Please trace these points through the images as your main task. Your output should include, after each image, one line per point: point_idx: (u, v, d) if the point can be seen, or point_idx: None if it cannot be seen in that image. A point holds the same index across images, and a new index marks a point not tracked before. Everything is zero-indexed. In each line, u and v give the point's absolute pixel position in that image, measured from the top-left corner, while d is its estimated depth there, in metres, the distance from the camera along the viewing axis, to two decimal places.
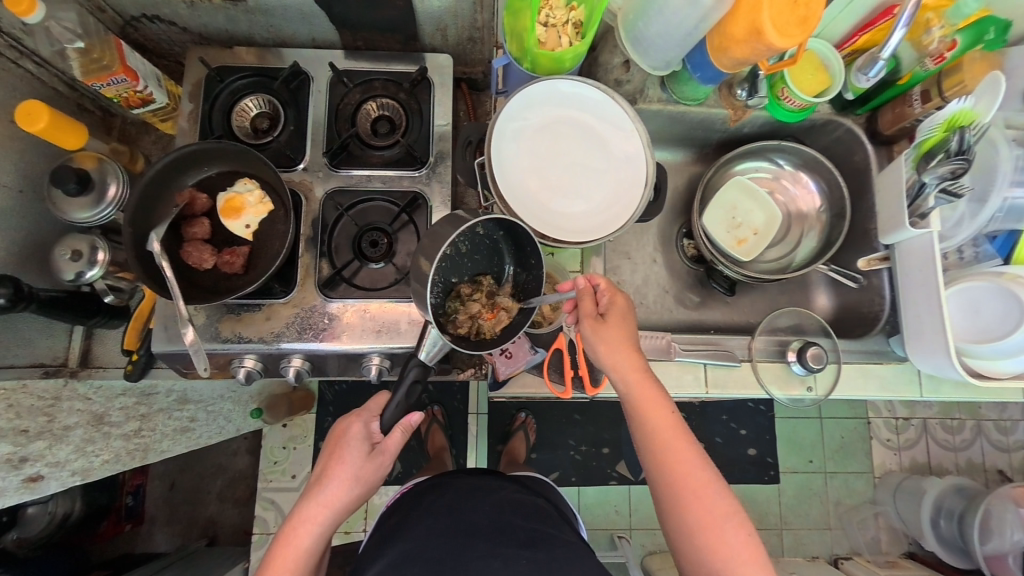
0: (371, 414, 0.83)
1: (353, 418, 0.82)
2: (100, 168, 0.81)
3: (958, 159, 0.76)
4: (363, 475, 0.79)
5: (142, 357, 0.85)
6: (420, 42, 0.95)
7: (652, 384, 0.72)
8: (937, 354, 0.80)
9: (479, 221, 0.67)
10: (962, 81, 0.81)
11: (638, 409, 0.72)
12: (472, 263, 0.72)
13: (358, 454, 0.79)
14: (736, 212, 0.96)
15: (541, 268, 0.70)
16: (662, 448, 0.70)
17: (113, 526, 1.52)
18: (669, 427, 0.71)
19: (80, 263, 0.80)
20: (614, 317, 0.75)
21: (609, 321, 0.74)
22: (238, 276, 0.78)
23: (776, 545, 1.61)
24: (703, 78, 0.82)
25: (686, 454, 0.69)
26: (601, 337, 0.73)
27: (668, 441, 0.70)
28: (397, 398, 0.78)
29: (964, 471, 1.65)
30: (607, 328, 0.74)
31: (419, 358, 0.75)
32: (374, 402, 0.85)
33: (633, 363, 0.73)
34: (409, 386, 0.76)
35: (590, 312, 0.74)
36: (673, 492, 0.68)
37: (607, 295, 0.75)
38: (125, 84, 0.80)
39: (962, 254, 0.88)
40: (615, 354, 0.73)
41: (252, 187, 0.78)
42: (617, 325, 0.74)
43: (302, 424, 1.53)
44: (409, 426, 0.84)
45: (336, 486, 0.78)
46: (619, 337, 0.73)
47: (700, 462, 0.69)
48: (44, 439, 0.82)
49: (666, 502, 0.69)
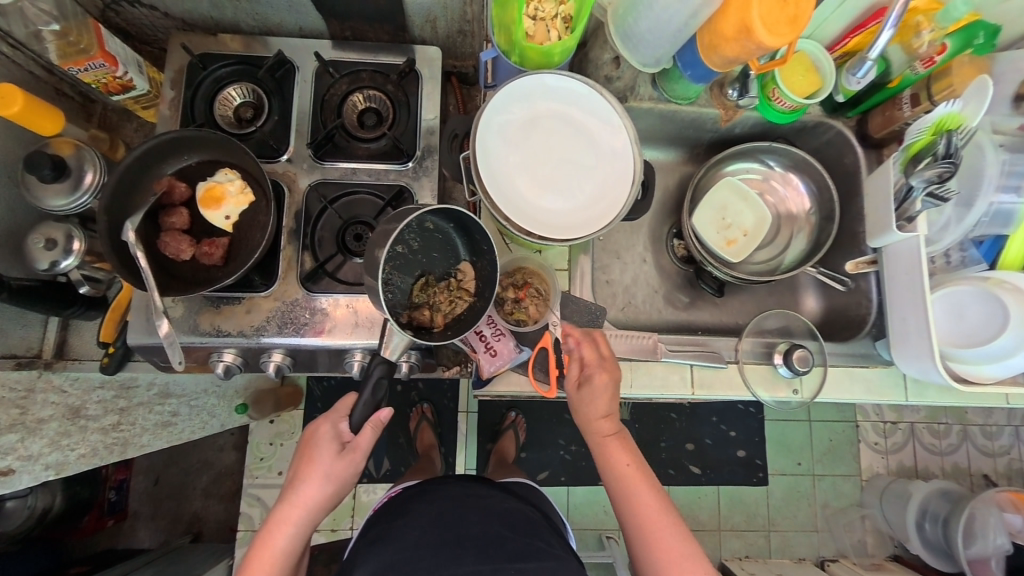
0: (339, 414, 0.81)
1: (322, 420, 0.81)
2: (77, 155, 0.79)
3: (945, 162, 0.75)
4: (333, 473, 0.77)
5: (119, 349, 0.83)
6: (409, 34, 0.94)
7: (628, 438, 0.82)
8: (921, 360, 0.80)
9: (424, 214, 0.70)
10: (951, 84, 0.80)
11: (609, 461, 0.80)
12: (428, 259, 0.74)
13: (328, 452, 0.78)
14: (727, 212, 0.96)
15: (494, 256, 0.72)
16: (631, 497, 0.79)
17: (95, 521, 1.50)
18: (636, 478, 0.79)
19: (54, 252, 0.78)
20: (593, 387, 0.78)
21: (588, 388, 0.78)
22: (217, 268, 0.76)
23: (763, 546, 1.62)
24: (693, 77, 0.81)
25: (652, 502, 0.78)
26: (580, 403, 0.80)
27: (634, 490, 0.79)
28: (363, 396, 0.76)
29: (950, 476, 1.66)
30: (583, 394, 0.79)
31: (385, 356, 0.73)
32: (342, 403, 0.83)
33: (609, 424, 0.80)
34: (375, 382, 0.74)
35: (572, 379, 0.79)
36: (640, 536, 0.77)
37: (590, 365, 0.78)
38: (104, 69, 0.79)
39: (948, 258, 0.88)
40: (593, 418, 0.80)
41: (232, 177, 0.77)
42: (594, 392, 0.78)
43: (289, 420, 1.52)
44: (379, 423, 0.81)
45: (308, 486, 0.76)
46: (594, 404, 0.79)
47: (664, 509, 0.78)
48: (18, 431, 0.79)
49: (636, 544, 0.78)
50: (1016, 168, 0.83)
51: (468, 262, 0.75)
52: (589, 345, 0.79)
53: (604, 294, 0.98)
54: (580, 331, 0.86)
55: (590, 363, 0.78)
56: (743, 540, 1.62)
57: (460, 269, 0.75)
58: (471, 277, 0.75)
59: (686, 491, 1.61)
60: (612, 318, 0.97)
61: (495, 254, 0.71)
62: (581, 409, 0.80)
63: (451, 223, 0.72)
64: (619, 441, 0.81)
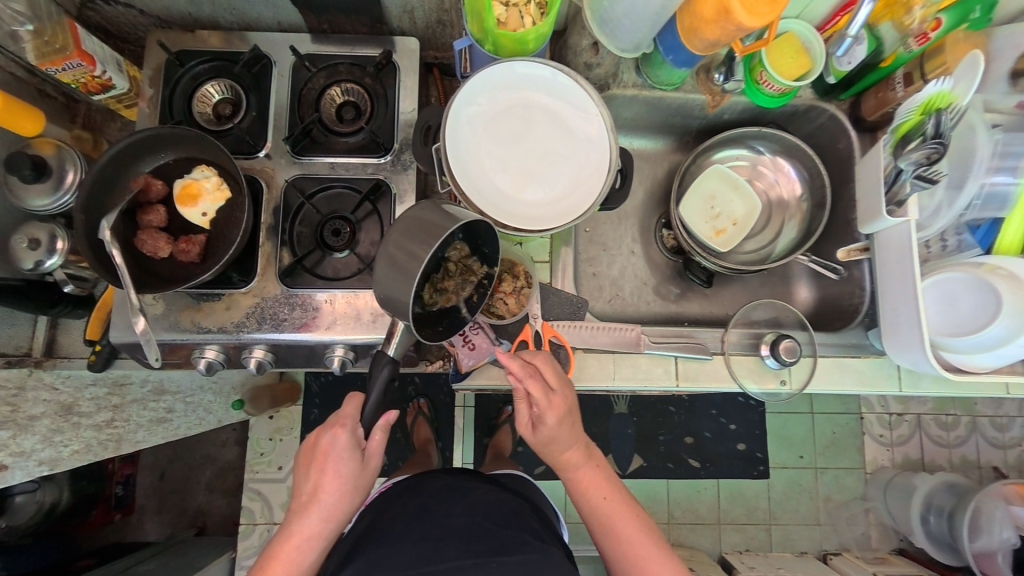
0: (353, 421, 0.76)
1: (336, 430, 0.75)
2: (58, 155, 0.80)
3: (933, 143, 0.72)
4: (360, 483, 0.77)
5: (105, 347, 0.83)
6: (388, 25, 0.92)
7: (597, 468, 0.82)
8: (911, 349, 0.78)
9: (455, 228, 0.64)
10: (945, 63, 0.76)
11: (587, 495, 0.81)
12: (431, 263, 0.67)
13: (351, 465, 0.75)
14: (715, 201, 0.94)
15: (495, 262, 0.73)
16: (611, 529, 0.79)
17: (102, 515, 1.54)
18: (614, 509, 0.80)
19: (38, 251, 0.79)
20: (546, 427, 0.76)
21: (542, 429, 0.77)
22: (194, 265, 0.77)
23: (764, 540, 1.60)
24: (675, 61, 0.79)
25: (632, 531, 0.78)
26: (541, 443, 0.79)
27: (612, 520, 0.79)
28: (373, 397, 0.75)
29: (958, 468, 1.62)
30: (541, 433, 0.78)
31: (390, 354, 0.74)
32: (350, 406, 0.77)
33: (580, 458, 0.80)
34: (383, 383, 0.74)
35: (524, 420, 0.79)
36: (623, 561, 0.78)
37: (539, 405, 0.75)
38: (82, 68, 0.79)
39: (945, 242, 0.86)
40: (562, 455, 0.80)
41: (209, 174, 0.77)
42: (552, 431, 0.77)
43: (288, 416, 1.54)
44: (388, 425, 0.80)
45: (335, 499, 0.75)
46: (552, 442, 0.78)
47: (643, 535, 0.78)
48: (9, 428, 0.81)
49: (620, 568, 0.79)
50: (1012, 148, 0.79)
51: (458, 248, 0.71)
52: (537, 385, 0.74)
53: (590, 286, 0.97)
54: (561, 323, 0.85)
55: (540, 406, 0.74)
56: (743, 533, 1.60)
57: (451, 255, 0.71)
58: (459, 274, 0.73)
59: (685, 484, 1.60)
60: (598, 311, 0.96)
61: (497, 261, 0.73)
62: (545, 451, 0.80)
63: (463, 233, 0.68)
64: (595, 474, 0.81)
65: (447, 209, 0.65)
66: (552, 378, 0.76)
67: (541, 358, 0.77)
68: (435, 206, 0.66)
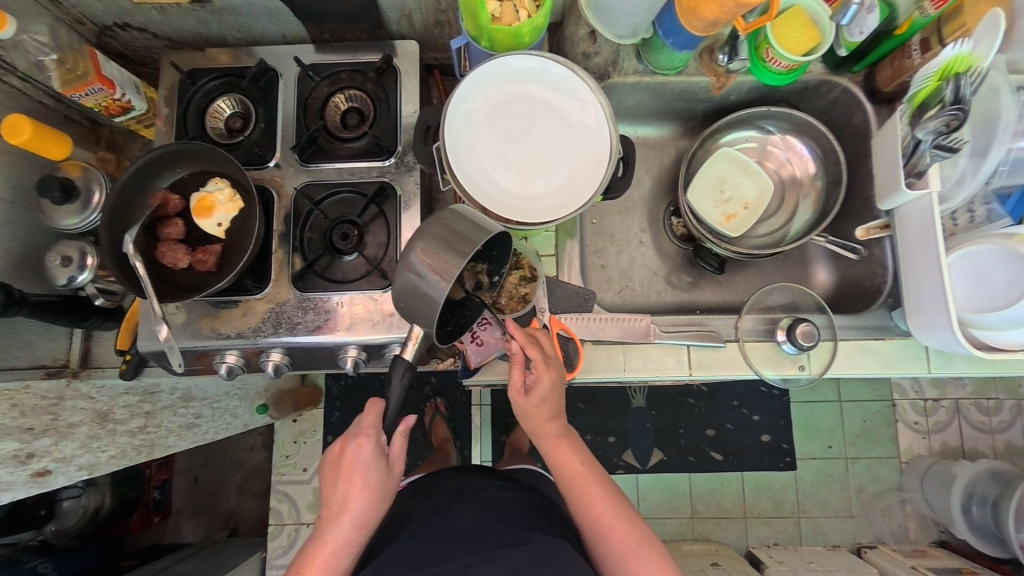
0: (375, 429, 0.76)
1: (360, 440, 0.75)
2: (85, 176, 0.84)
3: (952, 110, 0.69)
4: (387, 490, 0.78)
5: (134, 356, 0.87)
6: (387, 30, 0.93)
7: (570, 441, 0.82)
8: (939, 328, 0.74)
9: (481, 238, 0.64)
10: (965, 24, 0.73)
11: (563, 465, 0.81)
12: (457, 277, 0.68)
13: (378, 473, 0.76)
14: (724, 185, 0.92)
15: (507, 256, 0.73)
16: (584, 494, 0.80)
17: (142, 518, 1.61)
18: (587, 477, 0.80)
19: (70, 268, 0.83)
20: (539, 389, 0.76)
21: (536, 391, 0.76)
22: (212, 274, 0.80)
23: (794, 533, 1.55)
24: (676, 45, 0.77)
25: (603, 499, 0.80)
26: (526, 409, 0.78)
27: (583, 486, 0.80)
28: (393, 403, 0.74)
29: (1003, 456, 1.53)
30: (532, 398, 0.77)
31: (408, 360, 0.72)
32: (370, 415, 0.77)
33: (558, 427, 0.80)
34: (404, 388, 0.73)
35: (517, 384, 0.77)
36: (598, 531, 0.79)
37: (536, 365, 0.75)
38: (102, 92, 0.83)
39: (973, 213, 0.82)
40: (542, 422, 0.79)
41: (221, 186, 0.80)
42: (544, 395, 0.76)
43: (311, 419, 1.59)
44: (408, 430, 0.81)
45: (366, 507, 0.77)
46: (541, 406, 0.77)
47: (609, 498, 0.80)
48: (50, 435, 0.85)
49: (591, 534, 0.80)
50: None
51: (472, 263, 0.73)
52: (537, 348, 0.75)
53: (598, 279, 0.96)
54: (568, 317, 0.85)
55: (537, 367, 0.75)
56: (771, 527, 1.55)
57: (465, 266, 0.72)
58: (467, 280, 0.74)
59: (708, 478, 1.57)
60: (608, 303, 0.95)
61: (510, 254, 0.73)
62: (526, 415, 0.79)
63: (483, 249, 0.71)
64: (568, 444, 0.81)
65: (466, 214, 0.65)
66: (550, 346, 0.78)
67: (541, 330, 0.79)
68: (450, 211, 0.65)
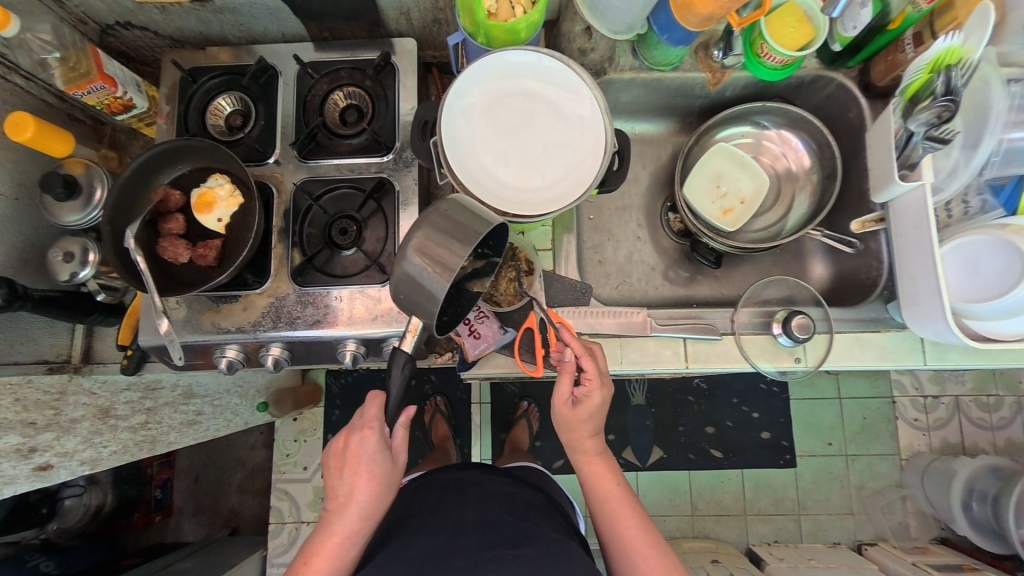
0: (378, 422, 0.76)
1: (364, 433, 0.75)
2: (87, 173, 0.85)
3: (943, 101, 0.70)
4: (392, 481, 0.79)
5: (136, 352, 0.88)
6: (386, 28, 0.94)
7: (604, 458, 0.85)
8: (934, 318, 0.74)
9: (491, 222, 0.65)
10: (956, 19, 0.74)
11: (596, 482, 0.83)
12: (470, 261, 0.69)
13: (383, 464, 0.77)
14: (721, 180, 0.92)
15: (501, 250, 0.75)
16: (612, 513, 0.81)
17: (144, 517, 1.62)
18: (616, 493, 0.82)
19: (72, 264, 0.84)
20: (587, 403, 0.79)
21: (582, 402, 0.79)
22: (213, 269, 0.81)
23: (794, 530, 1.55)
24: (671, 40, 0.78)
25: (631, 518, 0.81)
26: (570, 421, 0.82)
27: (612, 503, 0.82)
28: (393, 394, 0.74)
29: (1004, 453, 1.53)
30: (578, 411, 0.80)
31: (407, 352, 0.72)
32: (373, 408, 0.77)
33: (595, 444, 0.84)
34: (405, 381, 0.73)
35: (564, 395, 0.80)
36: (622, 550, 0.79)
37: (588, 381, 0.78)
38: (105, 90, 0.84)
39: (967, 204, 0.83)
40: (580, 435, 0.83)
41: (222, 181, 0.81)
42: (590, 409, 0.80)
43: (311, 417, 1.60)
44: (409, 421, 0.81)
45: (371, 498, 0.77)
46: (587, 421, 0.81)
47: (640, 522, 0.80)
48: (53, 430, 0.86)
49: (619, 559, 0.80)
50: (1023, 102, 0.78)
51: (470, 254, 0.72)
52: (592, 363, 0.78)
53: (596, 274, 0.96)
54: (565, 310, 0.85)
55: (590, 381, 0.77)
56: (770, 524, 1.55)
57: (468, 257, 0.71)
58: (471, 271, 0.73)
59: (708, 475, 1.57)
60: (605, 298, 0.95)
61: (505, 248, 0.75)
62: (568, 428, 0.83)
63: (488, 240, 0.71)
64: (603, 463, 0.84)
65: (465, 203, 0.66)
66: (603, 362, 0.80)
67: (596, 348, 0.80)
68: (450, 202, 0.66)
